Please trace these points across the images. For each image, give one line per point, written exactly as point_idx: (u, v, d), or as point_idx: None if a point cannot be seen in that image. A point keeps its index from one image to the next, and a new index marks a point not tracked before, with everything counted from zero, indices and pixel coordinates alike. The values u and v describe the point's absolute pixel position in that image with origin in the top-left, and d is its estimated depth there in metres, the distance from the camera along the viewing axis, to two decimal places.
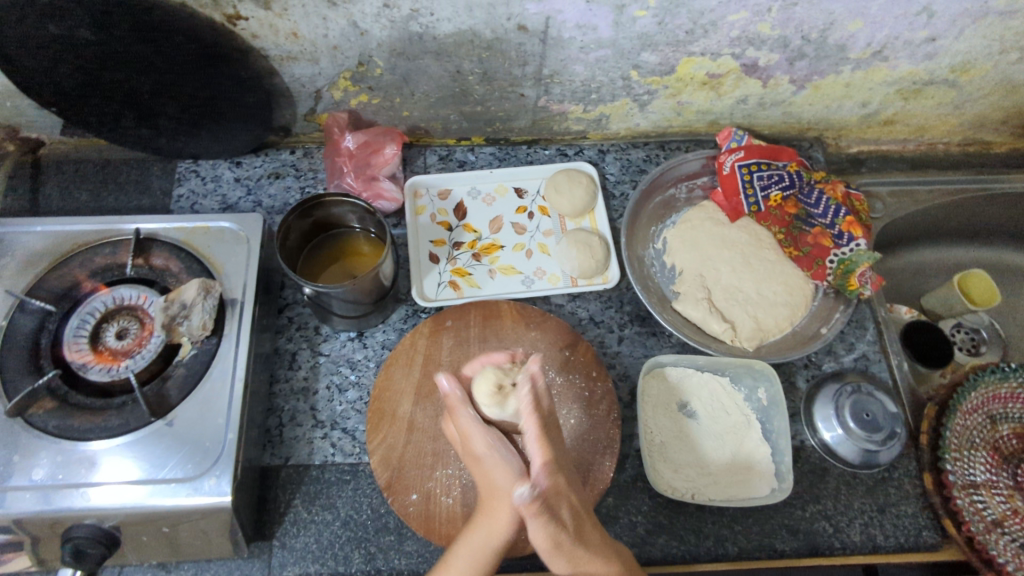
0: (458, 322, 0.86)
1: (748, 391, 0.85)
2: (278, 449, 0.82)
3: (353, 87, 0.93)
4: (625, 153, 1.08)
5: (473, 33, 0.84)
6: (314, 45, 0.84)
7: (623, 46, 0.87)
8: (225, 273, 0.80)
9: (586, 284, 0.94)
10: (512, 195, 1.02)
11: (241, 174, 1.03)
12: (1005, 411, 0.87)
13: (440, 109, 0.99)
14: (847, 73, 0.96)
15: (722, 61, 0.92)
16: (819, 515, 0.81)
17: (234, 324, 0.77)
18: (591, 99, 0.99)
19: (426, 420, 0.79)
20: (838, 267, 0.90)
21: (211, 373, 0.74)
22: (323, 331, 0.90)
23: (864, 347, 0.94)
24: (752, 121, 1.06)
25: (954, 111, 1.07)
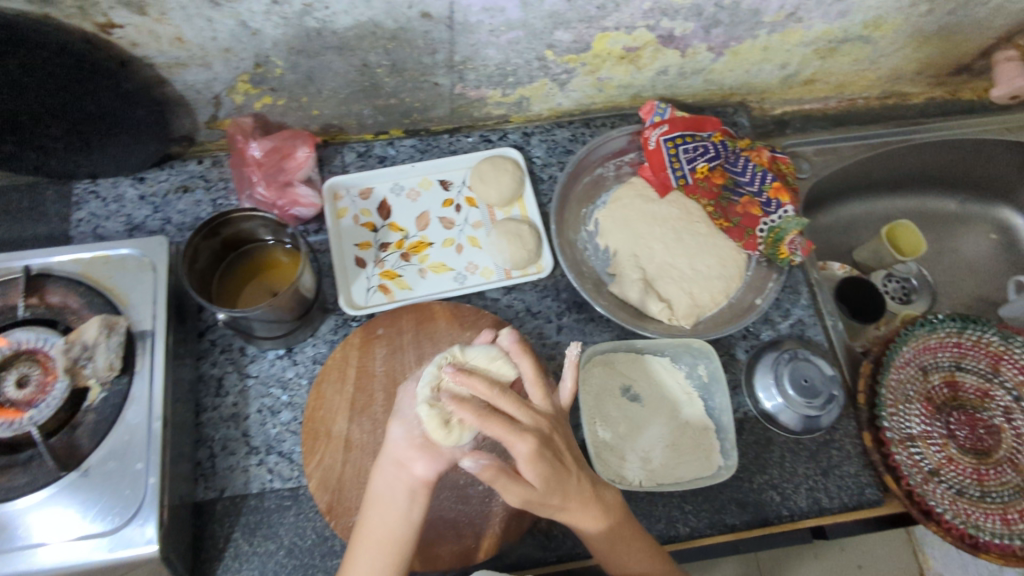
0: (390, 330, 0.83)
1: (688, 369, 0.85)
2: (212, 481, 0.78)
3: (254, 90, 0.87)
4: (550, 134, 1.05)
5: (374, 25, 0.79)
6: (202, 49, 0.78)
7: (534, 26, 0.84)
8: (131, 304, 0.74)
9: (521, 275, 0.92)
10: (437, 188, 0.99)
11: (146, 191, 0.96)
12: (935, 360, 0.89)
13: (352, 105, 0.94)
14: (763, 37, 0.94)
15: (638, 35, 0.89)
16: (767, 485, 0.83)
17: (145, 360, 0.72)
18: (508, 83, 0.95)
19: (364, 437, 0.77)
20: (770, 236, 0.90)
21: (125, 416, 0.69)
22: (249, 351, 0.85)
23: (799, 312, 0.94)
24: (675, 91, 1.05)
25: (871, 66, 1.07)
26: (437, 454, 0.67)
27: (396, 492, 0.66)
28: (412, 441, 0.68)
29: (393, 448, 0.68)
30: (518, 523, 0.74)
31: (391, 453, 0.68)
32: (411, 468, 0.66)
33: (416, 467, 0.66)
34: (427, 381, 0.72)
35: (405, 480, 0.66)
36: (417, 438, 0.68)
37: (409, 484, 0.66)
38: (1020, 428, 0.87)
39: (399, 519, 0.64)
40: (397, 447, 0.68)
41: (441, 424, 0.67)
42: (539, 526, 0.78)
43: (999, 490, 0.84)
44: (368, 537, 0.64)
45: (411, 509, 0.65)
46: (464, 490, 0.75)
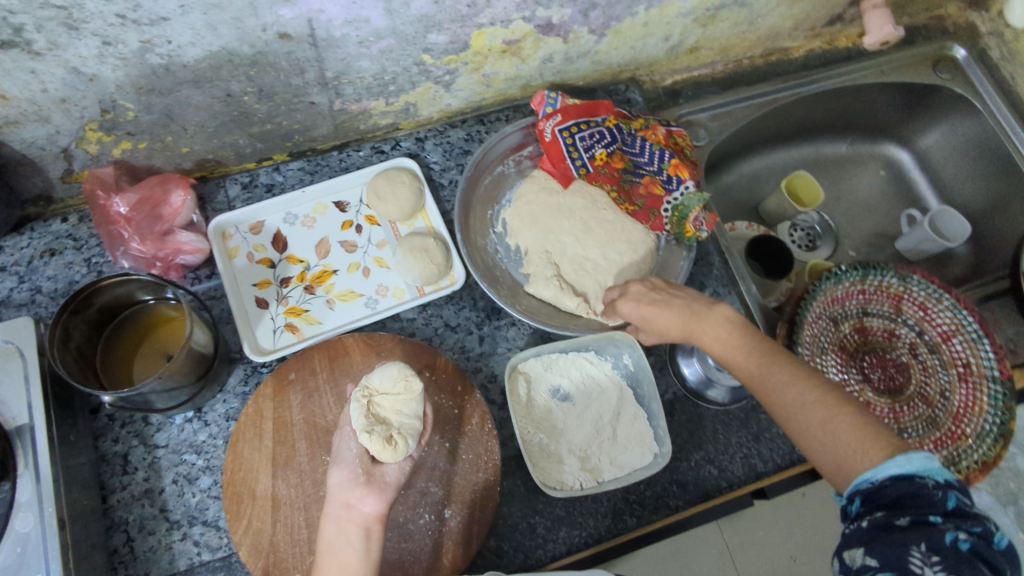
0: (303, 373, 0.78)
1: (615, 360, 0.85)
2: (134, 567, 0.72)
3: (107, 137, 0.79)
4: (444, 136, 1.01)
5: (228, 52, 0.72)
6: (34, 102, 0.70)
7: (404, 32, 0.79)
8: (1, 399, 0.67)
9: (434, 289, 0.89)
10: (333, 210, 0.93)
11: (6, 261, 0.86)
12: (843, 310, 0.94)
13: (224, 136, 0.87)
14: (642, 13, 0.93)
15: (515, 27, 0.86)
16: (704, 460, 0.83)
17: (29, 458, 0.65)
18: (390, 91, 0.90)
19: (291, 491, 0.73)
20: (674, 215, 0.91)
21: (14, 527, 0.63)
22: (154, 420, 0.78)
23: (713, 283, 0.96)
24: (564, 76, 1.02)
25: (750, 27, 1.08)
26: (383, 485, 0.66)
27: (348, 536, 0.62)
28: (354, 479, 0.65)
29: (336, 493, 0.65)
30: (465, 548, 0.72)
31: (335, 498, 0.65)
32: (359, 507, 0.64)
33: (365, 505, 0.64)
34: (358, 414, 0.69)
35: (356, 521, 0.63)
36: (359, 477, 0.65)
37: (361, 522, 0.63)
38: (925, 361, 0.91)
39: (356, 560, 0.61)
40: (340, 490, 0.65)
41: (384, 443, 0.66)
42: (489, 545, 0.77)
43: (914, 425, 0.89)
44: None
45: (368, 546, 0.62)
46: (405, 526, 0.72)
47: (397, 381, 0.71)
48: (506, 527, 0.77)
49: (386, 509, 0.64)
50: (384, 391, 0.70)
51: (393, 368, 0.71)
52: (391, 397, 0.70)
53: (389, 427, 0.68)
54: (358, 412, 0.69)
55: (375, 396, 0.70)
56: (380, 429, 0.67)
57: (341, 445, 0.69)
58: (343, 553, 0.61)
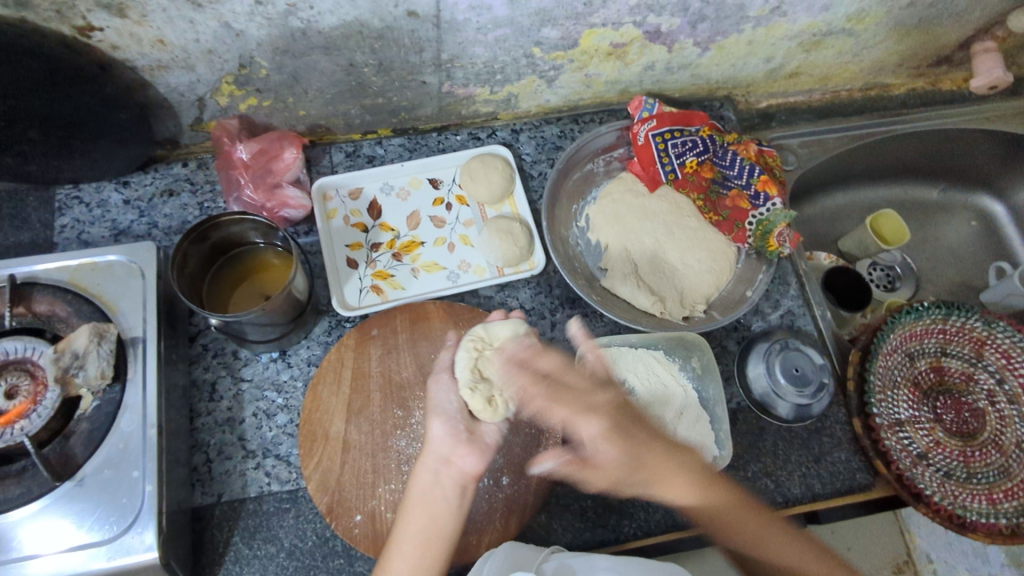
0: (384, 330, 0.83)
1: (682, 361, 0.86)
2: (209, 486, 0.78)
3: (238, 91, 0.86)
4: (539, 130, 1.05)
5: (360, 24, 0.78)
6: (185, 51, 0.77)
7: (521, 23, 0.83)
8: (120, 311, 0.74)
9: (514, 272, 0.92)
10: (427, 187, 0.98)
11: (131, 196, 0.94)
12: (921, 347, 0.91)
13: (339, 104, 0.93)
14: (749, 31, 0.95)
15: (624, 31, 0.89)
16: (762, 473, 0.84)
17: (138, 367, 0.71)
18: (496, 80, 0.95)
19: (362, 437, 0.77)
20: (758, 229, 0.92)
21: (119, 426, 0.68)
22: (242, 355, 0.84)
23: (789, 302, 0.96)
24: (661, 86, 1.05)
25: (853, 58, 1.08)
26: (482, 446, 0.72)
27: (445, 490, 0.69)
28: (457, 438, 0.71)
29: (436, 445, 0.72)
30: (518, 517, 0.75)
31: (435, 451, 0.71)
32: (459, 465, 0.70)
33: (465, 463, 0.70)
34: (466, 363, 0.76)
35: (454, 477, 0.70)
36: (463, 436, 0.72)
37: (459, 481, 0.70)
38: (1003, 410, 0.89)
39: (449, 514, 0.68)
40: (441, 446, 0.71)
41: (485, 403, 0.74)
42: (540, 520, 0.78)
43: (983, 471, 0.86)
44: (417, 537, 0.67)
45: (461, 504, 0.69)
46: None
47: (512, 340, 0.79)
48: (557, 505, 0.79)
49: (482, 470, 0.71)
50: (495, 349, 0.79)
51: (512, 330, 0.80)
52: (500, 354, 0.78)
53: (491, 388, 0.75)
54: (466, 363, 0.77)
55: (487, 350, 0.79)
56: (484, 388, 0.75)
57: (441, 395, 0.75)
58: (434, 503, 0.69)
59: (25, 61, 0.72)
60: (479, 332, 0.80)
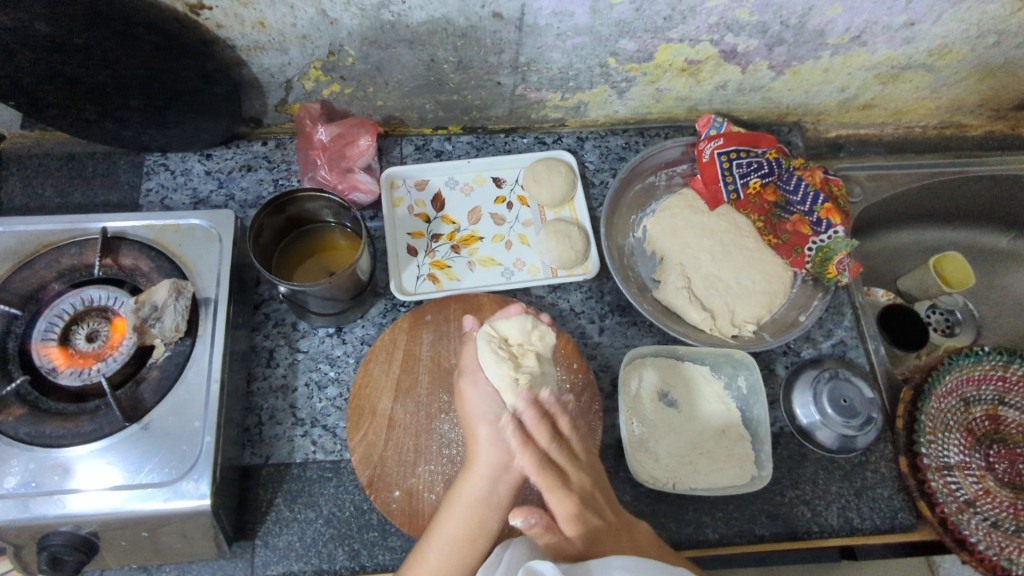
0: (437, 317, 0.86)
1: (728, 379, 0.87)
2: (259, 447, 0.81)
3: (324, 77, 0.91)
4: (604, 140, 1.06)
5: (446, 21, 0.81)
6: (282, 34, 0.82)
7: (600, 33, 0.85)
8: (197, 271, 0.78)
9: (567, 275, 0.94)
10: (490, 185, 1.01)
11: (212, 167, 0.99)
12: (978, 393, 0.89)
13: (415, 98, 0.97)
14: (826, 58, 0.95)
15: (701, 48, 0.90)
16: (798, 500, 0.83)
17: (208, 324, 0.76)
18: (568, 87, 0.97)
19: (407, 417, 0.79)
20: (817, 255, 0.91)
21: (186, 377, 0.73)
22: (301, 327, 0.88)
23: (842, 333, 0.95)
24: (731, 107, 1.06)
25: (931, 94, 1.07)
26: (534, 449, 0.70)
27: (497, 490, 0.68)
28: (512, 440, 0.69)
29: (486, 448, 0.69)
30: None
31: (488, 455, 0.69)
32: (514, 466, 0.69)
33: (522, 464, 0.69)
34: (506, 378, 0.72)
35: (510, 478, 0.69)
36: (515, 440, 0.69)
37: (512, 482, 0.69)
38: None
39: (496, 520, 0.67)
40: (492, 449, 0.69)
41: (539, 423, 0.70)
42: None
43: None
44: (450, 539, 0.65)
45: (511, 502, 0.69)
46: None
47: (527, 335, 0.76)
48: None
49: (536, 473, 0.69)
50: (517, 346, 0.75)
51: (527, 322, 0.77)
52: (526, 350, 0.75)
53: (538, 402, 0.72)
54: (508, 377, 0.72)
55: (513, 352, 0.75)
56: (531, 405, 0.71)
57: (480, 398, 0.73)
58: (479, 503, 0.67)
59: (140, 33, 0.79)
60: (489, 328, 0.76)
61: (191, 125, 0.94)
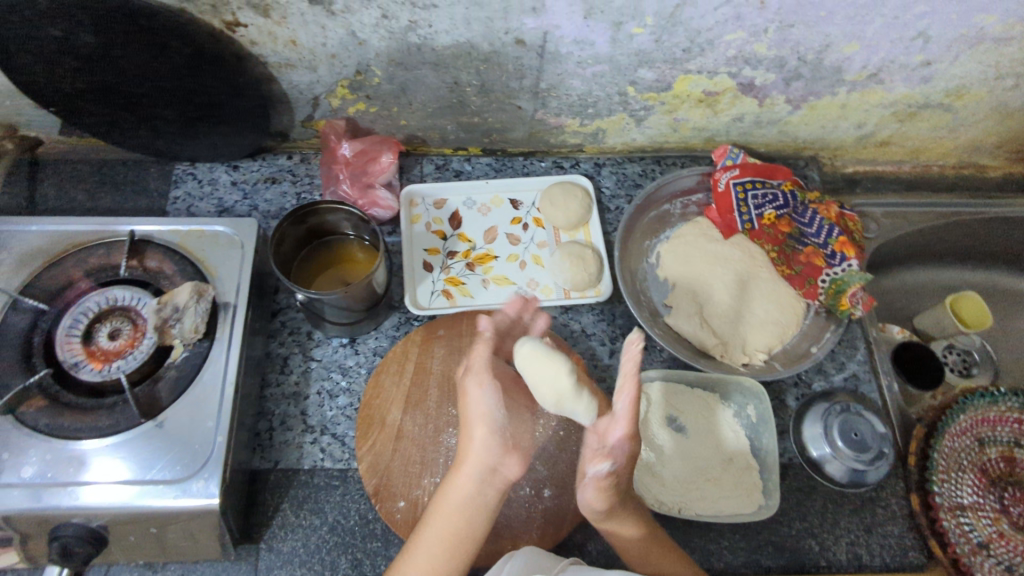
0: (450, 332, 0.87)
1: (738, 408, 0.86)
2: (268, 452, 0.82)
3: (351, 95, 0.94)
4: (621, 167, 1.08)
5: (470, 45, 0.84)
6: (312, 53, 0.85)
7: (620, 62, 0.88)
8: (218, 276, 0.81)
9: (579, 296, 0.95)
10: (507, 206, 1.03)
11: (238, 178, 1.03)
12: (993, 434, 0.87)
13: (438, 119, 1.00)
14: (843, 94, 0.96)
15: (718, 80, 0.92)
16: (806, 532, 0.82)
17: (226, 327, 0.77)
18: (588, 113, 0.99)
19: (415, 428, 0.80)
20: (830, 288, 0.91)
21: (202, 378, 0.74)
22: (316, 336, 0.90)
23: (854, 366, 0.94)
24: (748, 138, 1.07)
25: (949, 134, 1.07)
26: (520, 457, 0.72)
27: (480, 490, 0.70)
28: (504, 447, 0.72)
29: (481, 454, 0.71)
30: (555, 530, 0.75)
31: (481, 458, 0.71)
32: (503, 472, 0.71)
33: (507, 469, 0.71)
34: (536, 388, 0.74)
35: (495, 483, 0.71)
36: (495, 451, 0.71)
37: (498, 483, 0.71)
38: None
39: (481, 517, 0.69)
40: (482, 449, 0.71)
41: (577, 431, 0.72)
42: (575, 540, 0.79)
43: None
44: (448, 541, 0.68)
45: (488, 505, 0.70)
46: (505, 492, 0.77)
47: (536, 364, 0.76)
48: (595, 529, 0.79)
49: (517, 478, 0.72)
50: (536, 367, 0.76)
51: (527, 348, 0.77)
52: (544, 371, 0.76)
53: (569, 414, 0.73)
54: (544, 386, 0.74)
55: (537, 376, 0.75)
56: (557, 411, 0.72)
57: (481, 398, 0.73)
58: (456, 518, 0.69)
59: (177, 47, 0.81)
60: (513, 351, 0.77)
61: (220, 137, 0.97)
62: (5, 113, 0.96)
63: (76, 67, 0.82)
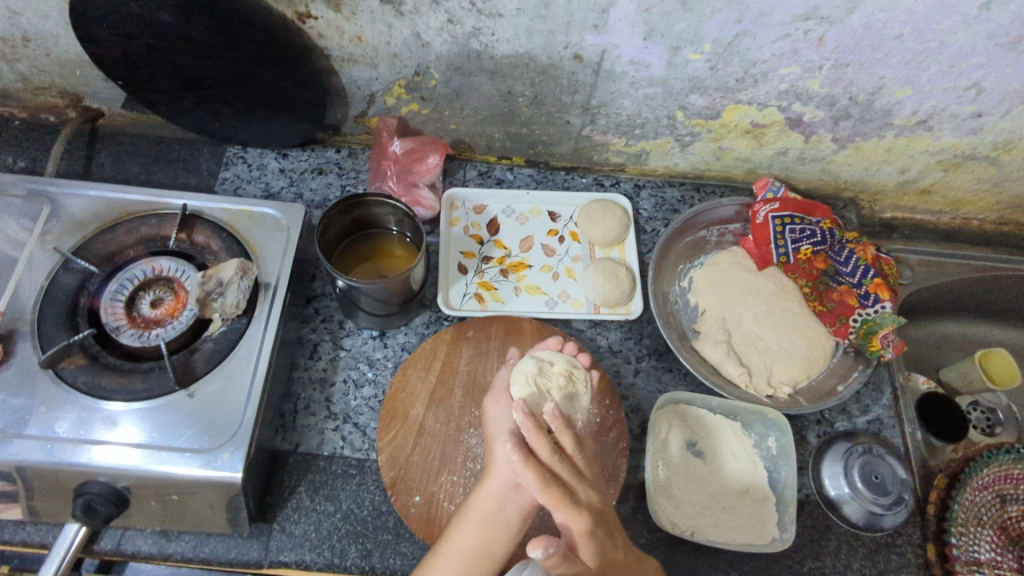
0: (479, 334, 0.88)
1: (758, 438, 0.86)
2: (290, 434, 0.84)
3: (406, 95, 0.96)
4: (660, 190, 1.09)
5: (529, 57, 0.86)
6: (375, 50, 0.88)
7: (673, 86, 0.89)
8: (262, 256, 0.83)
9: (609, 312, 0.96)
10: (545, 217, 1.04)
11: (287, 166, 1.05)
12: (1015, 492, 0.87)
13: (487, 126, 1.02)
14: (890, 138, 0.97)
15: (768, 113, 0.93)
16: (817, 571, 0.81)
17: (264, 307, 0.79)
18: (634, 134, 1.00)
19: (437, 425, 0.81)
20: (862, 327, 0.91)
21: (237, 353, 0.76)
22: (347, 326, 0.92)
23: (879, 410, 0.93)
24: (789, 174, 1.08)
25: (993, 188, 1.07)
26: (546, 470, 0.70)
27: (506, 511, 0.67)
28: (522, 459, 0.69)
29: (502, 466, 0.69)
30: None
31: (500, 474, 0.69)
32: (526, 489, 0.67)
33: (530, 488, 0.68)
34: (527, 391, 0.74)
35: (518, 503, 0.68)
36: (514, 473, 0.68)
37: (522, 506, 0.68)
38: None
39: (506, 540, 0.67)
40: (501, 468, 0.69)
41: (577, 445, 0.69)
42: None
43: None
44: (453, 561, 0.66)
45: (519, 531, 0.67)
46: None
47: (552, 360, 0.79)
48: None
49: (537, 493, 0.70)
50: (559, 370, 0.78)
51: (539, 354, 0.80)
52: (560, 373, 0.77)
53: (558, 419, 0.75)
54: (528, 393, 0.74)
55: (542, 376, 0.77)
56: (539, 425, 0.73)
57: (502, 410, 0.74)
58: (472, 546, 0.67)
59: (247, 32, 0.84)
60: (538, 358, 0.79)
61: (274, 124, 1.00)
62: (74, 82, 1.00)
63: (150, 43, 0.85)
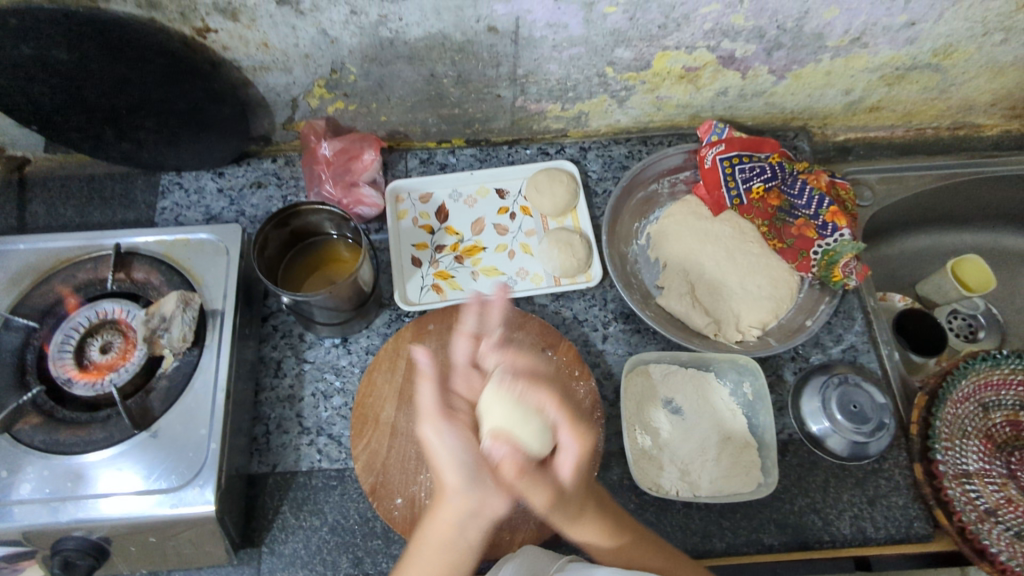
0: (440, 326, 0.86)
1: (733, 385, 0.86)
2: (266, 456, 0.83)
3: (328, 95, 0.93)
4: (607, 149, 1.07)
5: (443, 36, 0.83)
6: (285, 54, 0.85)
7: (596, 43, 0.86)
8: (205, 283, 0.81)
9: (569, 282, 0.95)
10: (493, 196, 1.02)
11: (224, 185, 1.02)
12: (997, 398, 0.85)
13: (418, 113, 0.99)
14: (827, 61, 0.94)
15: (698, 54, 0.90)
16: (808, 508, 0.81)
17: (215, 335, 0.78)
18: (568, 97, 0.98)
19: (409, 425, 0.80)
20: (823, 259, 0.90)
21: (194, 385, 0.75)
22: (308, 338, 0.90)
23: (853, 338, 0.93)
24: (734, 113, 1.05)
25: (940, 95, 1.05)
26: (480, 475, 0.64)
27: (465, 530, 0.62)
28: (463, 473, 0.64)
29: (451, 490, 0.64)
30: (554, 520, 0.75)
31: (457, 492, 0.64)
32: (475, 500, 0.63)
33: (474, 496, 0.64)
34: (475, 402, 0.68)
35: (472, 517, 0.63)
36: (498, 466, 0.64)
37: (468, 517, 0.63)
38: None
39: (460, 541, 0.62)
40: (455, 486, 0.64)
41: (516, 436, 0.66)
42: None
43: None
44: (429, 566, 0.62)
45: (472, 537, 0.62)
46: None
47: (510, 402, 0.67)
48: None
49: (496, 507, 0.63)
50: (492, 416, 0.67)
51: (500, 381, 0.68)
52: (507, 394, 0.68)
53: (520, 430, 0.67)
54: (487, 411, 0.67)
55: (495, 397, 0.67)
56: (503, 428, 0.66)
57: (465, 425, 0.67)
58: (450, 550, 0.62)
59: (149, 57, 0.81)
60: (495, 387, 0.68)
61: (202, 145, 0.97)
62: None
63: (52, 84, 0.82)
